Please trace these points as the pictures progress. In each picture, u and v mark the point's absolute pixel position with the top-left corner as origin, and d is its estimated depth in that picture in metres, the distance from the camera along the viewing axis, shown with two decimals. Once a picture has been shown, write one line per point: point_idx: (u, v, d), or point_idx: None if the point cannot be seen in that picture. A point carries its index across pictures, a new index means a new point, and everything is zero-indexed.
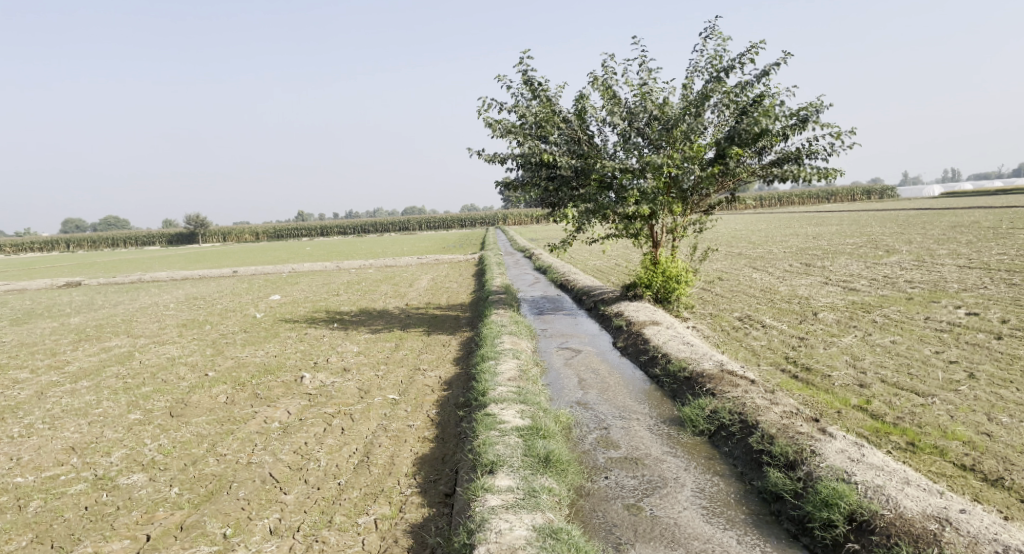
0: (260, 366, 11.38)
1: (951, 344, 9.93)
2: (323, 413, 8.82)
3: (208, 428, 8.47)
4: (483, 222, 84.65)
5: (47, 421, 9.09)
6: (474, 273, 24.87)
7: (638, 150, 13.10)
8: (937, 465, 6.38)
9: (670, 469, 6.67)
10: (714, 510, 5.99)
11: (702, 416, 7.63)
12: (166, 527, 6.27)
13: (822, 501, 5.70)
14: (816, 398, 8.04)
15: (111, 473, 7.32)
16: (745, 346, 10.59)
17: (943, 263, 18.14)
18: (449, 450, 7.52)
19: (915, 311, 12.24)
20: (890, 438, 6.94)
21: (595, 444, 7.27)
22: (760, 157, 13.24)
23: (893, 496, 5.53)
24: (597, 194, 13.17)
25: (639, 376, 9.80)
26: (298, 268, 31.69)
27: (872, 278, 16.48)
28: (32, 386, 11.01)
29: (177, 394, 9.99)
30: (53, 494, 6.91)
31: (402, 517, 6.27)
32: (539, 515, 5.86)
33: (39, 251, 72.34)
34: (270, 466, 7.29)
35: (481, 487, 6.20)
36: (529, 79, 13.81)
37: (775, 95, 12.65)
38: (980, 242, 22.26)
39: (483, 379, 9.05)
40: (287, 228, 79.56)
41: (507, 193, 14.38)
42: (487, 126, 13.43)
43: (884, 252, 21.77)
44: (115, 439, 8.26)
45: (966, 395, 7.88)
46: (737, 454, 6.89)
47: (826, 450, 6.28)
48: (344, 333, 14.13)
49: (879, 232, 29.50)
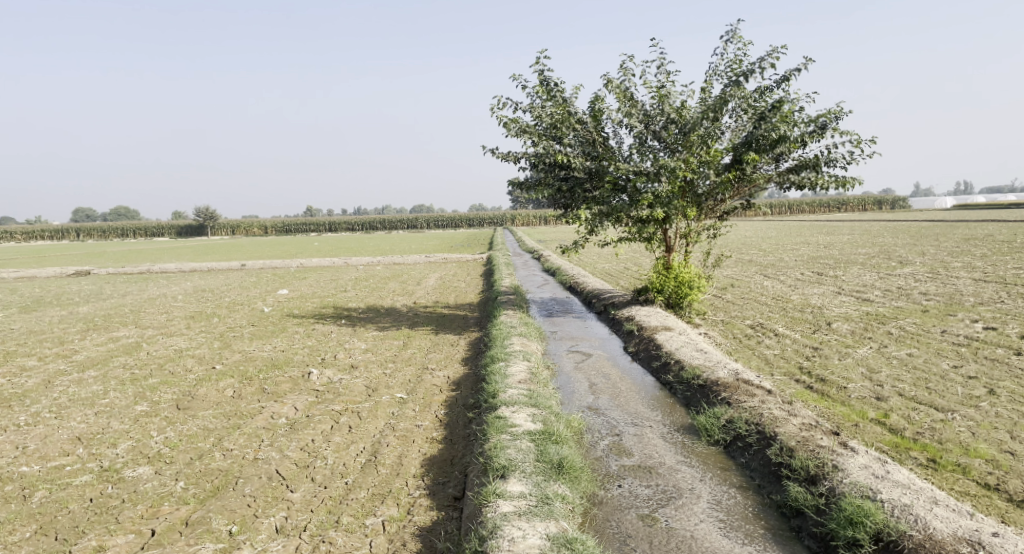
0: (267, 361, 11.32)
1: (969, 359, 9.74)
2: (330, 411, 8.71)
3: (215, 422, 8.40)
4: (491, 222, 84.71)
5: (54, 410, 9.04)
6: (483, 273, 24.91)
7: (654, 153, 12.94)
8: (960, 484, 6.22)
9: (684, 479, 6.53)
10: (732, 524, 5.86)
11: (717, 425, 7.49)
12: (171, 522, 6.17)
13: (846, 518, 5.55)
14: (833, 411, 7.89)
15: (117, 465, 7.23)
16: (758, 355, 10.44)
17: (958, 276, 17.91)
18: (458, 452, 7.41)
19: (931, 324, 12.04)
20: (910, 454, 6.80)
21: (607, 451, 7.14)
22: (777, 163, 13.04)
23: (921, 516, 5.37)
24: (611, 196, 13.03)
25: (650, 382, 9.66)
26: (307, 262, 31.70)
27: (885, 289, 16.27)
28: (39, 374, 10.97)
29: (184, 387, 9.91)
30: (58, 485, 6.84)
31: (410, 519, 6.16)
32: (552, 524, 5.74)
33: (49, 239, 73.09)
34: (276, 463, 7.18)
35: (493, 493, 6.08)
36: (545, 80, 13.69)
37: (795, 101, 12.48)
38: (995, 255, 21.94)
39: (494, 381, 8.92)
40: (296, 223, 79.84)
41: (519, 193, 14.23)
42: (501, 124, 13.32)
43: (897, 263, 21.55)
44: (122, 431, 8.19)
45: (987, 412, 7.70)
46: (754, 466, 6.73)
47: (848, 465, 6.12)
48: (351, 329, 14.07)
49: (890, 243, 29.24)
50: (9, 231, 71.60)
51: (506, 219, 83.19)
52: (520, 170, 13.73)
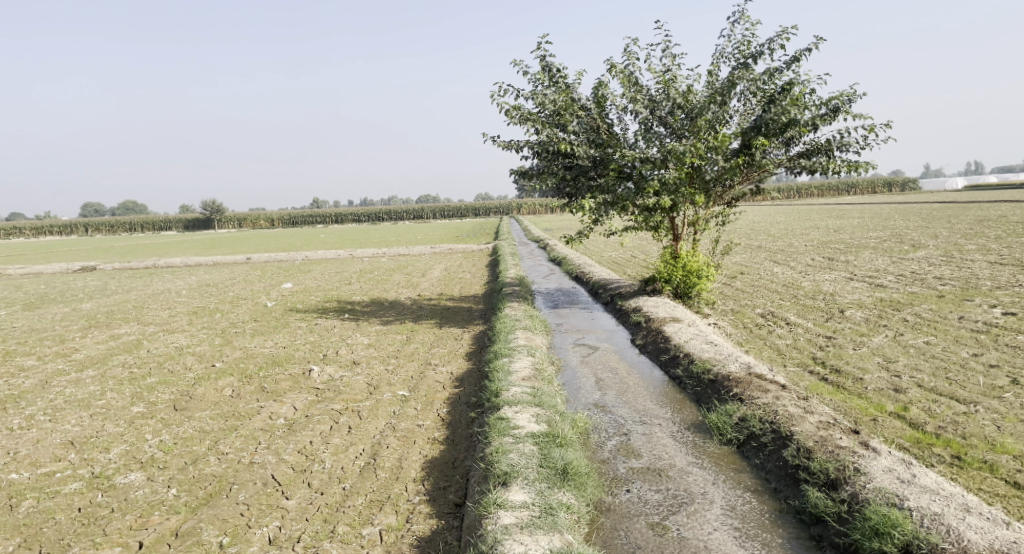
0: (268, 358, 11.08)
1: (989, 347, 9.35)
2: (330, 410, 8.46)
3: (211, 424, 8.16)
4: (498, 211, 84.28)
5: (49, 412, 8.82)
6: (489, 263, 24.62)
7: (660, 140, 12.53)
8: (988, 483, 5.91)
9: (696, 482, 6.23)
10: (747, 533, 5.55)
11: (729, 424, 7.17)
12: (160, 534, 5.94)
13: (872, 529, 5.25)
14: (849, 404, 7.57)
15: (108, 471, 7.01)
16: (769, 345, 10.10)
17: (972, 258, 17.46)
18: (459, 454, 7.13)
19: (948, 310, 11.64)
20: (933, 450, 6.47)
21: (615, 452, 6.85)
22: (787, 147, 12.61)
23: (954, 527, 5.07)
24: (616, 185, 12.62)
25: (659, 376, 9.34)
26: (313, 255, 31.38)
27: (898, 273, 15.82)
28: (37, 375, 10.75)
29: (182, 386, 9.68)
30: (47, 493, 6.63)
31: (409, 529, 5.89)
32: (557, 537, 5.45)
33: (56, 235, 73.12)
34: (272, 467, 6.93)
35: (493, 503, 5.79)
36: (547, 66, 13.28)
37: (806, 83, 12.01)
38: (1011, 237, 21.35)
39: (497, 379, 8.61)
40: (302, 215, 79.60)
41: (522, 182, 13.85)
42: (502, 112, 12.90)
43: (909, 246, 21.05)
44: (116, 434, 7.96)
45: (1011, 404, 7.33)
46: (769, 468, 6.42)
47: (871, 468, 5.80)
48: (354, 324, 13.80)
49: (901, 226, 28.70)
50: (18, 227, 71.76)
51: (513, 207, 82.73)
52: (522, 158, 13.36)
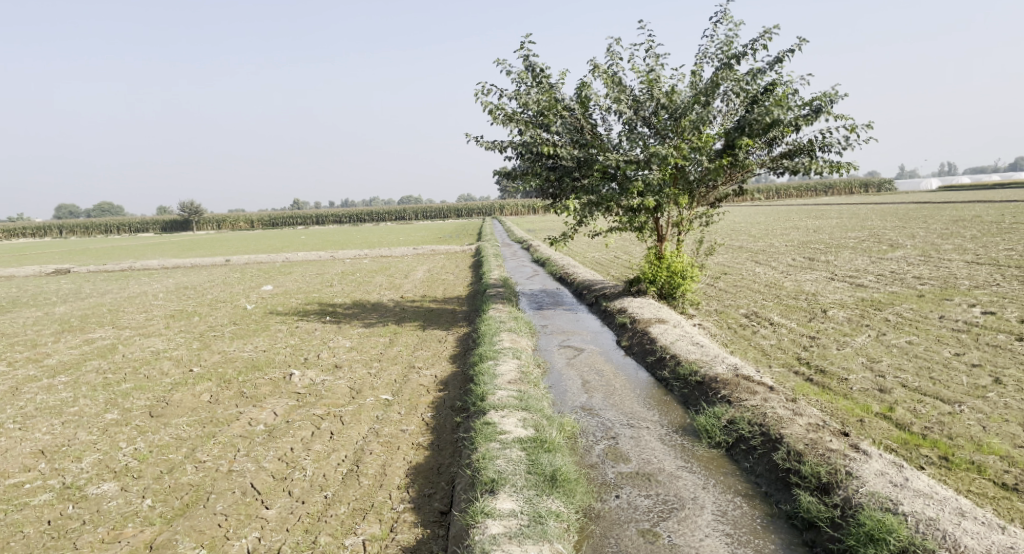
0: (247, 361, 10.83)
1: (971, 347, 9.39)
2: (311, 415, 8.26)
3: (188, 430, 7.92)
4: (480, 211, 84.13)
5: (18, 420, 8.51)
6: (472, 264, 24.46)
7: (644, 140, 12.47)
8: (977, 485, 5.90)
9: (686, 487, 6.15)
10: (739, 539, 5.49)
11: (718, 426, 7.10)
12: (134, 546, 5.73)
13: (867, 535, 5.21)
14: (835, 405, 7.54)
15: (80, 482, 6.76)
16: (754, 346, 10.08)
17: (950, 258, 17.66)
18: (445, 460, 6.97)
19: (929, 309, 11.72)
20: (921, 451, 6.45)
21: (603, 457, 6.75)
22: (770, 148, 12.62)
23: (950, 532, 5.04)
24: (600, 185, 12.56)
25: (645, 378, 9.27)
26: (293, 256, 30.97)
27: (878, 273, 15.94)
28: (6, 381, 10.39)
29: (158, 392, 9.41)
30: (15, 505, 6.37)
31: (393, 538, 5.74)
32: (546, 546, 5.33)
33: (30, 236, 71.96)
34: (252, 475, 6.73)
35: (480, 512, 5.66)
36: (530, 65, 13.16)
37: (788, 84, 12.03)
38: (986, 237, 21.70)
39: (482, 382, 8.47)
40: (282, 216, 78.72)
41: (505, 182, 13.71)
42: (485, 112, 12.76)
43: (887, 246, 21.28)
44: (88, 442, 7.69)
45: (995, 404, 7.35)
46: (760, 471, 6.37)
47: (863, 472, 5.75)
48: (336, 326, 13.58)
49: (879, 226, 29.03)
50: None
51: (495, 208, 82.58)
52: (506, 159, 13.24)
